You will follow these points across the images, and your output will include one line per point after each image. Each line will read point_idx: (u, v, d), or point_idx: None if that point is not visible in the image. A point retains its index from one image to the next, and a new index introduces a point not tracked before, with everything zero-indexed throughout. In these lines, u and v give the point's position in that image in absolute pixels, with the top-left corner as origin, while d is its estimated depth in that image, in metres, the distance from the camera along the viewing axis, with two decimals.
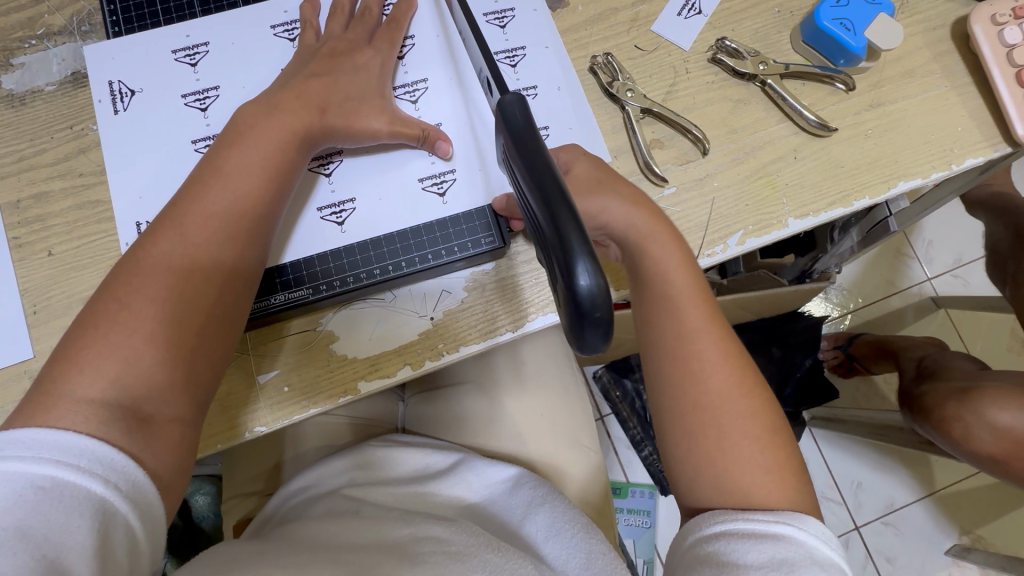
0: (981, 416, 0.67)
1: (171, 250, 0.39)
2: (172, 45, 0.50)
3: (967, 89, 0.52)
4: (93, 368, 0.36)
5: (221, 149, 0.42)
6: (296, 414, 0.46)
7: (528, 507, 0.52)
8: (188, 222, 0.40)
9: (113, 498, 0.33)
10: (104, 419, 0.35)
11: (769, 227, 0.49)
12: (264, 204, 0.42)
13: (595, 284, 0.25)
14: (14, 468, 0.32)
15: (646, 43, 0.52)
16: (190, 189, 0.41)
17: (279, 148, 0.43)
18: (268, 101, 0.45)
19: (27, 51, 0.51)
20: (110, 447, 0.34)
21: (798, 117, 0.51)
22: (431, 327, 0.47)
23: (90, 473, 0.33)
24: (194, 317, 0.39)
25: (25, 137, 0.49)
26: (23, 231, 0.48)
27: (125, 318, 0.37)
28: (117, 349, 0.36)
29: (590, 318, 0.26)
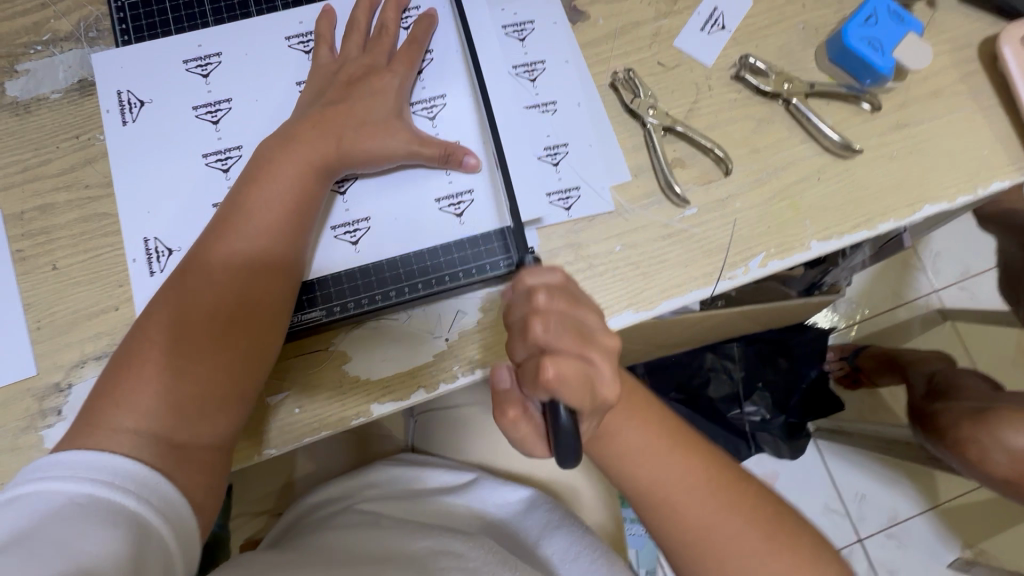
0: (996, 438, 0.66)
1: (199, 287, 0.40)
2: (183, 54, 0.49)
3: (993, 112, 0.51)
4: (128, 403, 0.37)
5: (243, 184, 0.43)
6: (307, 436, 0.44)
7: (545, 529, 0.51)
8: (214, 259, 0.41)
9: (146, 511, 0.34)
10: (141, 448, 0.36)
11: (791, 250, 0.48)
12: (288, 237, 0.42)
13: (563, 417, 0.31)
14: (54, 488, 0.33)
15: (668, 59, 0.51)
16: (217, 224, 0.42)
17: (299, 180, 0.43)
18: (287, 131, 0.44)
19: (33, 57, 0.49)
20: (142, 466, 0.36)
21: (822, 137, 0.50)
22: (446, 349, 0.46)
23: (122, 488, 0.34)
24: (221, 352, 0.39)
25: (29, 146, 0.48)
26: (27, 243, 0.46)
27: (155, 353, 0.38)
28: (147, 383, 0.38)
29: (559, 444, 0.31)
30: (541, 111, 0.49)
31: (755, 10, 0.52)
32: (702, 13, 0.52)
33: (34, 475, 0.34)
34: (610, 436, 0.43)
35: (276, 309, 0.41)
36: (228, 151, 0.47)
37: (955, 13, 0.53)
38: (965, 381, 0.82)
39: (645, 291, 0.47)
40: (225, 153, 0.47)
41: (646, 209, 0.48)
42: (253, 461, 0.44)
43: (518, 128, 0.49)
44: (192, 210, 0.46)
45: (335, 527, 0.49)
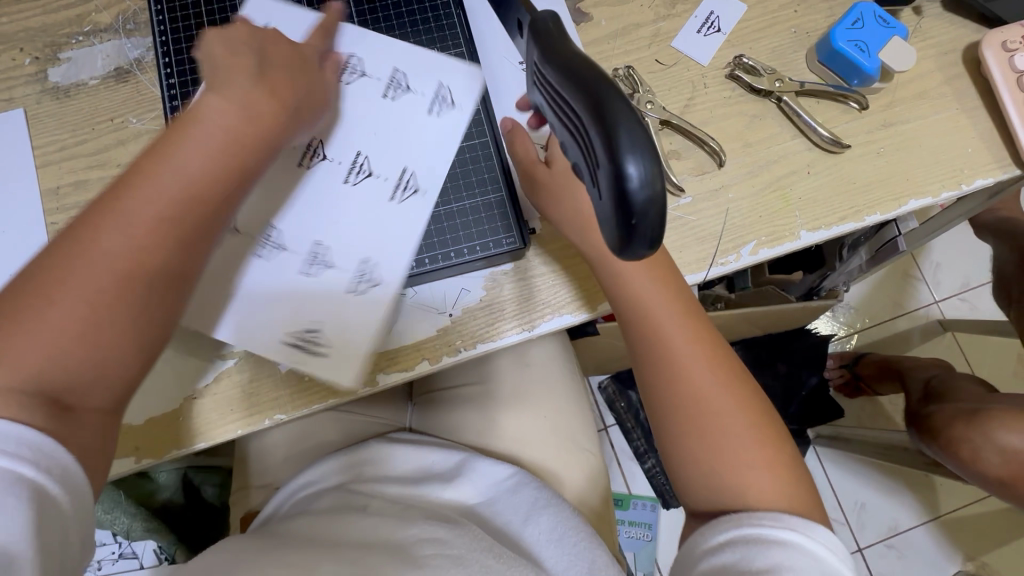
0: (989, 437, 0.67)
1: (96, 239, 0.34)
2: (204, 66, 0.51)
3: (977, 112, 0.54)
4: (6, 357, 0.31)
5: (166, 131, 0.37)
6: (315, 403, 0.47)
7: (531, 510, 0.53)
8: (116, 202, 0.35)
9: (45, 482, 0.31)
10: (27, 405, 0.31)
11: (781, 239, 0.51)
12: (211, 195, 0.37)
13: (643, 165, 0.24)
14: None
15: (666, 58, 0.54)
16: (127, 169, 0.36)
17: (248, 131, 0.39)
18: (230, 82, 0.40)
19: (74, 47, 0.53)
20: (33, 429, 0.31)
21: (811, 132, 0.52)
22: (449, 324, 0.48)
23: (15, 455, 0.30)
24: (118, 313, 0.34)
25: (68, 127, 0.51)
26: (61, 216, 0.49)
27: (50, 297, 0.33)
28: (40, 330, 0.32)
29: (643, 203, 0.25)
30: None
31: (750, 14, 0.55)
32: (699, 16, 0.55)
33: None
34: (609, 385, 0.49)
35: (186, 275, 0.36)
36: None
37: (941, 19, 0.55)
38: (961, 384, 0.84)
39: None
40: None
41: None
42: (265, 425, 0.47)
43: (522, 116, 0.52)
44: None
45: (325, 509, 0.51)
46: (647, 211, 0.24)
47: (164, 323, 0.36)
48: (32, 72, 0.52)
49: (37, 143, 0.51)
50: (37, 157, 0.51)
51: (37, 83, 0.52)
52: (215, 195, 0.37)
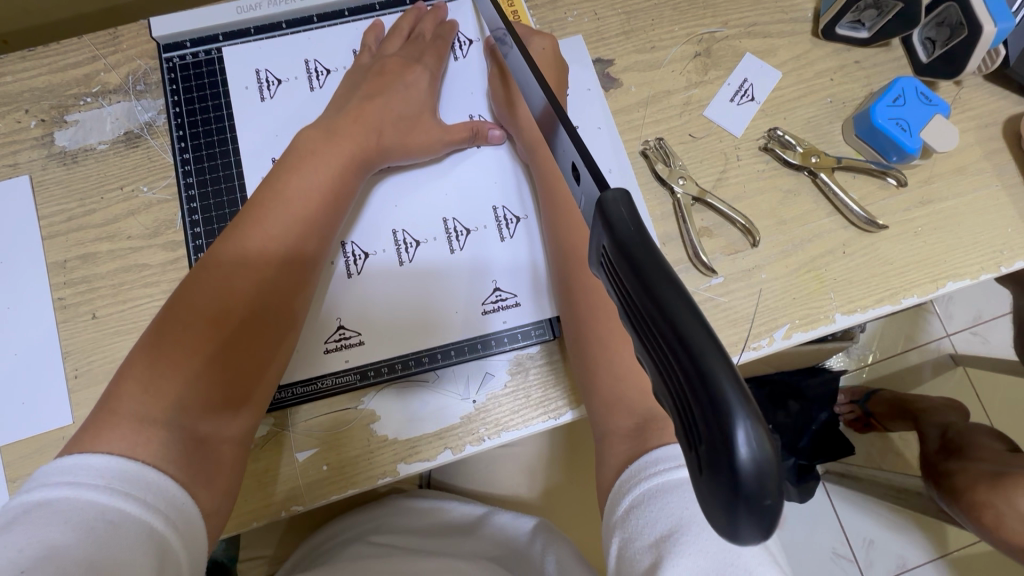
0: (1012, 506, 0.66)
1: (227, 275, 0.38)
2: (241, 99, 0.50)
3: (1017, 191, 0.52)
4: (153, 389, 0.35)
5: (277, 180, 0.42)
6: (333, 495, 0.45)
7: (547, 545, 0.50)
8: (229, 251, 0.39)
9: (170, 534, 0.30)
10: (164, 441, 0.33)
11: (816, 322, 0.49)
12: (302, 240, 0.41)
13: (761, 451, 0.15)
14: (81, 497, 0.29)
15: (697, 129, 0.52)
16: (240, 222, 0.41)
17: (336, 176, 0.43)
18: (327, 124, 0.46)
19: (82, 109, 0.51)
20: (167, 478, 0.32)
21: (847, 211, 0.50)
22: (473, 411, 0.46)
23: (151, 507, 0.30)
24: (238, 353, 0.37)
25: (76, 196, 0.49)
26: (68, 292, 0.47)
27: (183, 345, 0.36)
28: (171, 371, 0.35)
29: (759, 503, 0.15)
30: None
31: (784, 83, 0.53)
32: (733, 84, 0.53)
33: (51, 480, 0.30)
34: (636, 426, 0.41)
35: (293, 312, 0.40)
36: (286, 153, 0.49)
37: (981, 90, 0.54)
38: (981, 440, 0.82)
39: None
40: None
41: None
42: (282, 517, 0.45)
43: None
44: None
45: (349, 556, 0.50)
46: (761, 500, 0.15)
47: (269, 365, 0.39)
48: (37, 135, 0.50)
49: (43, 212, 0.49)
50: (43, 228, 0.48)
51: (43, 147, 0.50)
52: (307, 245, 0.41)
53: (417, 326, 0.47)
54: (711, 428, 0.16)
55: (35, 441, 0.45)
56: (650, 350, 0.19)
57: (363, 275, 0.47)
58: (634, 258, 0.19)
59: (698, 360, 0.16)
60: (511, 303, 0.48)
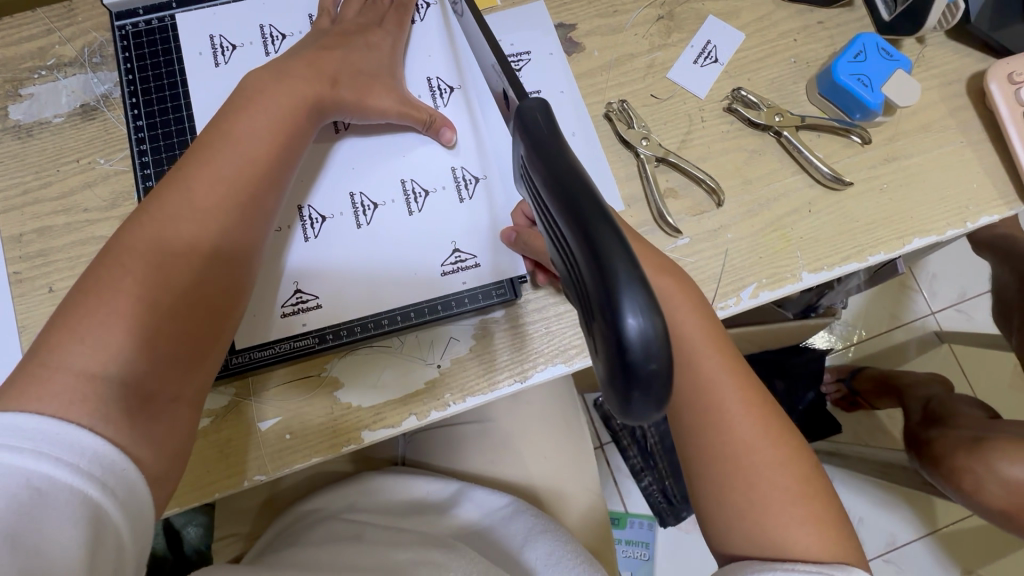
0: (992, 470, 0.66)
1: (172, 224, 0.37)
2: (195, 66, 0.49)
3: (983, 146, 0.52)
4: (91, 339, 0.33)
5: (222, 126, 0.40)
6: (296, 464, 0.44)
7: (528, 534, 0.52)
8: (172, 198, 0.38)
9: (106, 503, 0.30)
10: (104, 396, 0.32)
11: (783, 280, 0.49)
12: (249, 186, 0.40)
13: (648, 326, 0.20)
14: (9, 462, 0.29)
15: (661, 91, 0.52)
16: (183, 167, 0.39)
17: (283, 120, 0.42)
18: (276, 68, 0.44)
19: (36, 82, 0.50)
20: (103, 441, 0.31)
21: (812, 169, 0.50)
22: (437, 376, 0.46)
23: (86, 475, 0.30)
24: (188, 302, 0.36)
25: (31, 170, 0.48)
26: (23, 266, 0.47)
27: (126, 293, 0.34)
28: (113, 319, 0.34)
29: (644, 369, 0.20)
30: None
31: (748, 44, 0.53)
32: (696, 46, 0.53)
33: None
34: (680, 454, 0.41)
35: (244, 263, 0.39)
36: None
37: (944, 48, 0.53)
38: (962, 409, 0.82)
39: None
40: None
41: None
42: (244, 488, 0.44)
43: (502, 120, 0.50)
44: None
45: (320, 542, 0.49)
46: (652, 377, 0.20)
47: (222, 317, 0.38)
48: None
49: None
50: None
51: None
52: (256, 191, 0.40)
53: (375, 290, 0.46)
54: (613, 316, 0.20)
55: None
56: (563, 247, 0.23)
57: (320, 238, 0.46)
58: (551, 167, 0.23)
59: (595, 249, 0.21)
60: (471, 264, 0.47)
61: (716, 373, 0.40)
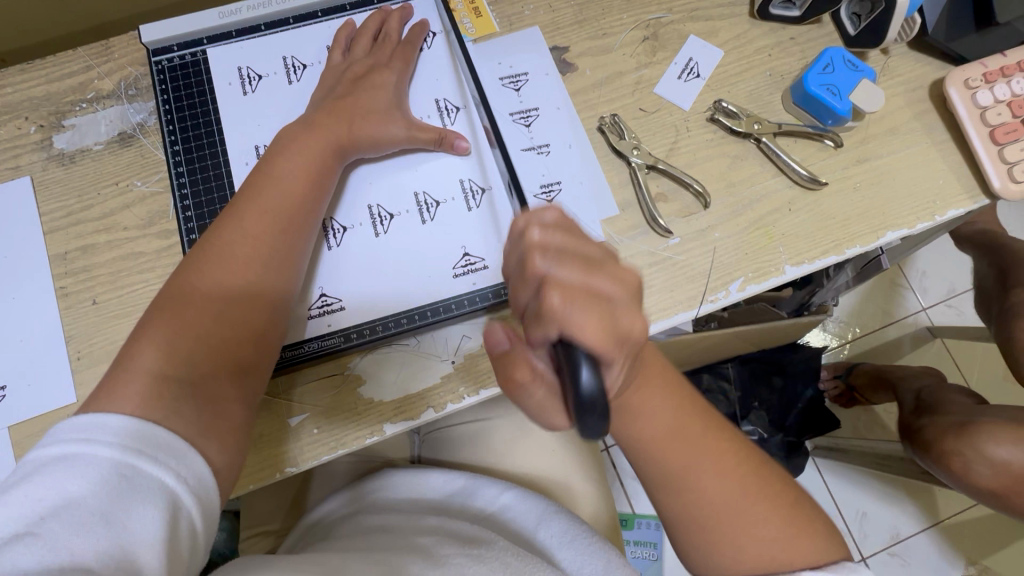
0: (979, 451, 0.70)
1: (226, 250, 0.43)
2: (225, 96, 0.54)
3: (946, 146, 0.56)
4: (162, 347, 0.38)
5: (267, 168, 0.46)
6: (324, 454, 0.48)
7: (541, 516, 0.56)
8: (227, 229, 0.43)
9: (182, 492, 0.34)
10: (173, 395, 0.37)
11: (767, 274, 0.53)
12: (289, 212, 0.45)
13: (594, 378, 0.30)
14: (99, 454, 0.32)
15: (649, 105, 0.57)
16: (236, 204, 0.45)
17: (315, 160, 0.47)
18: (305, 120, 0.50)
19: (78, 114, 0.55)
20: (176, 437, 0.35)
21: (790, 171, 0.55)
22: (452, 370, 0.50)
23: (166, 466, 0.34)
24: (240, 317, 0.41)
25: (74, 193, 0.53)
26: (69, 281, 0.51)
27: (189, 309, 0.40)
28: (179, 329, 0.39)
29: (591, 408, 0.29)
30: (525, 115, 0.55)
31: (726, 60, 0.58)
32: (679, 63, 0.58)
33: (68, 435, 0.33)
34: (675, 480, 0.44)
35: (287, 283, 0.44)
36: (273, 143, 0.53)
37: (906, 58, 0.58)
38: (950, 397, 0.85)
39: None
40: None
41: (634, 240, 0.53)
42: (277, 479, 0.47)
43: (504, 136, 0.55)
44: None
45: (345, 534, 0.51)
46: (596, 410, 0.30)
47: (268, 330, 0.43)
48: (37, 139, 0.54)
49: (44, 209, 0.52)
50: (44, 223, 0.52)
51: (42, 150, 0.54)
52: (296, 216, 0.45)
53: (394, 293, 0.50)
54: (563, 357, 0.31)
55: (43, 418, 0.48)
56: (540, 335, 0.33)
57: (342, 247, 0.51)
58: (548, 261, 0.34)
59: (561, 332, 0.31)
60: (480, 266, 0.51)
61: (687, 447, 0.44)
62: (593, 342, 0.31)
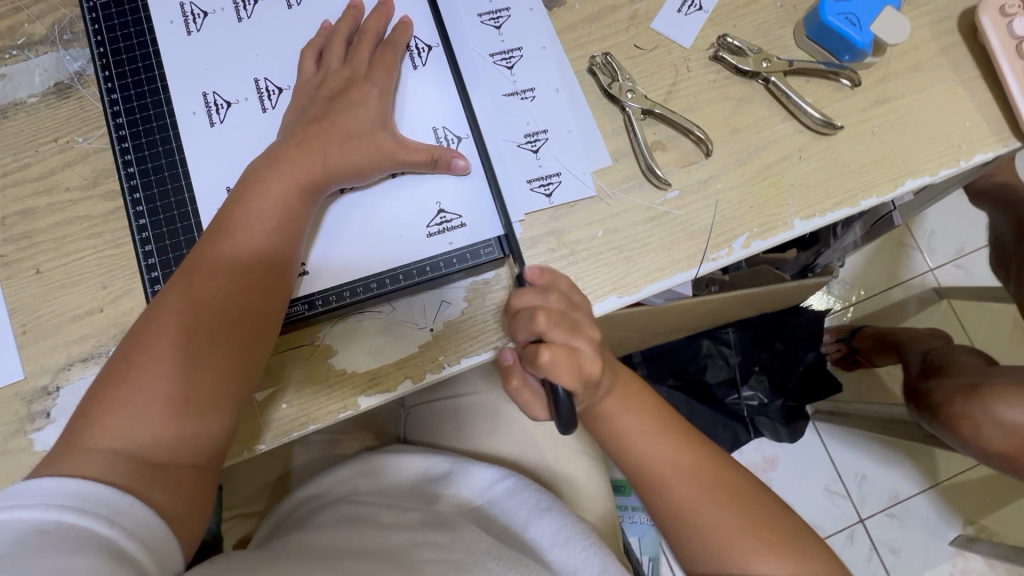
0: (989, 413, 0.67)
1: (183, 309, 0.40)
2: (166, 35, 0.49)
3: (975, 83, 0.51)
4: (115, 425, 0.37)
5: (228, 220, 0.42)
6: (295, 431, 0.45)
7: (531, 512, 0.50)
8: (184, 284, 0.40)
9: (114, 531, 0.34)
10: (120, 468, 0.36)
11: (775, 229, 0.48)
12: (250, 359, 0.41)
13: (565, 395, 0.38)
14: (24, 515, 0.33)
15: (646, 41, 0.51)
16: (198, 251, 0.41)
17: (281, 203, 0.42)
18: (272, 152, 0.44)
19: (8, 62, 0.49)
20: (109, 487, 0.35)
21: (802, 115, 0.49)
22: (431, 339, 0.46)
23: (94, 513, 0.34)
24: (196, 388, 0.39)
25: (9, 151, 0.48)
26: (9, 248, 0.46)
27: (139, 382, 0.38)
28: (130, 405, 0.37)
29: (563, 415, 0.38)
30: (506, 55, 0.49)
31: None
32: None
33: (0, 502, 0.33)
34: (665, 479, 0.42)
35: (252, 342, 0.41)
36: (224, 88, 0.48)
37: None
38: (959, 358, 0.82)
39: (629, 276, 0.47)
40: (214, 105, 0.48)
41: (628, 193, 0.48)
42: (245, 457, 0.45)
43: (481, 80, 0.49)
44: (185, 187, 0.47)
45: (323, 524, 0.47)
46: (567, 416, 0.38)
47: (227, 394, 0.40)
48: None
49: None
50: None
51: None
52: (258, 361, 0.41)
53: (365, 255, 0.46)
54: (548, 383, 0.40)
55: None
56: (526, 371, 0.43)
57: None
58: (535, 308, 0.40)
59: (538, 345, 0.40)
60: (457, 224, 0.46)
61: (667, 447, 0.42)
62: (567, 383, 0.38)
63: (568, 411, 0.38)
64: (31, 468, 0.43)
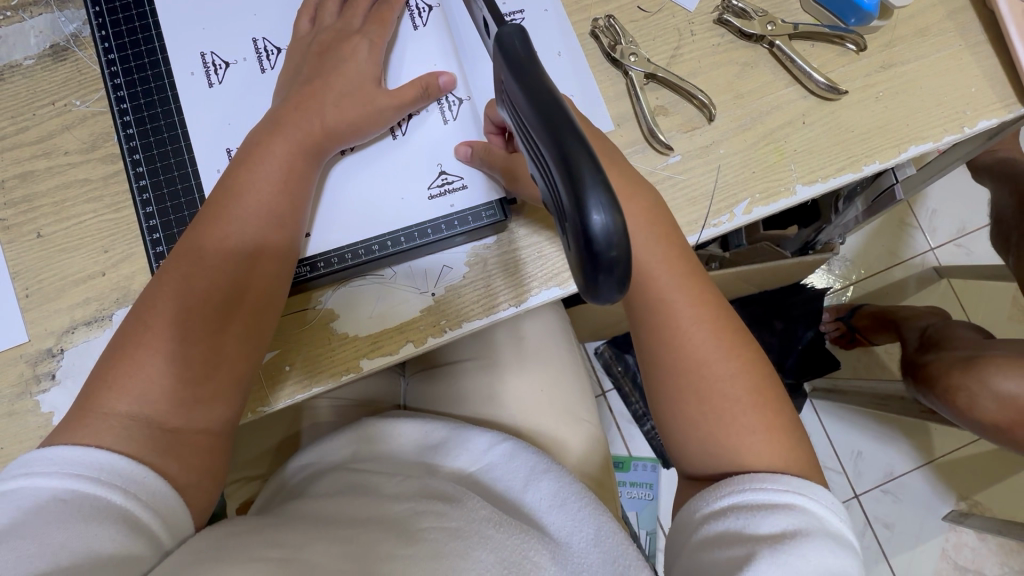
0: (986, 385, 0.68)
1: (188, 272, 0.40)
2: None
3: (982, 48, 0.50)
4: (125, 387, 0.37)
5: (234, 181, 0.42)
6: (300, 393, 0.45)
7: (531, 475, 0.51)
8: (190, 247, 0.40)
9: (124, 499, 0.34)
10: (131, 431, 0.37)
11: (777, 195, 0.48)
12: (258, 321, 0.41)
13: (610, 220, 0.23)
14: (38, 485, 0.34)
15: (649, 4, 0.50)
16: (203, 216, 0.41)
17: (287, 167, 0.42)
18: (274, 116, 0.44)
19: (3, 24, 0.48)
20: (116, 455, 0.36)
21: (807, 80, 0.49)
22: (433, 303, 0.46)
23: (102, 482, 0.34)
24: (203, 348, 0.39)
25: (6, 114, 0.47)
26: (10, 212, 0.46)
27: (149, 342, 0.38)
28: (140, 367, 0.38)
29: (607, 260, 0.23)
30: (507, 17, 0.49)
31: None
32: None
33: (16, 472, 0.34)
34: (669, 441, 0.42)
35: (259, 303, 0.41)
36: (222, 48, 0.47)
37: None
38: (957, 332, 0.83)
39: None
40: (212, 65, 0.47)
41: (629, 158, 0.48)
42: (250, 419, 0.45)
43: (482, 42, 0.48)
44: (185, 149, 0.46)
45: (322, 494, 0.47)
46: (614, 264, 0.23)
47: (233, 355, 0.40)
48: None
49: None
50: None
51: None
52: (267, 322, 0.42)
53: (367, 218, 0.46)
54: (568, 239, 0.26)
55: None
56: (530, 157, 0.28)
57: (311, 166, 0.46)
58: (549, 123, 0.24)
59: (563, 158, 0.23)
60: (459, 186, 0.46)
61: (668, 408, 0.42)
62: (605, 221, 0.23)
63: (616, 262, 0.23)
64: (38, 429, 0.44)
